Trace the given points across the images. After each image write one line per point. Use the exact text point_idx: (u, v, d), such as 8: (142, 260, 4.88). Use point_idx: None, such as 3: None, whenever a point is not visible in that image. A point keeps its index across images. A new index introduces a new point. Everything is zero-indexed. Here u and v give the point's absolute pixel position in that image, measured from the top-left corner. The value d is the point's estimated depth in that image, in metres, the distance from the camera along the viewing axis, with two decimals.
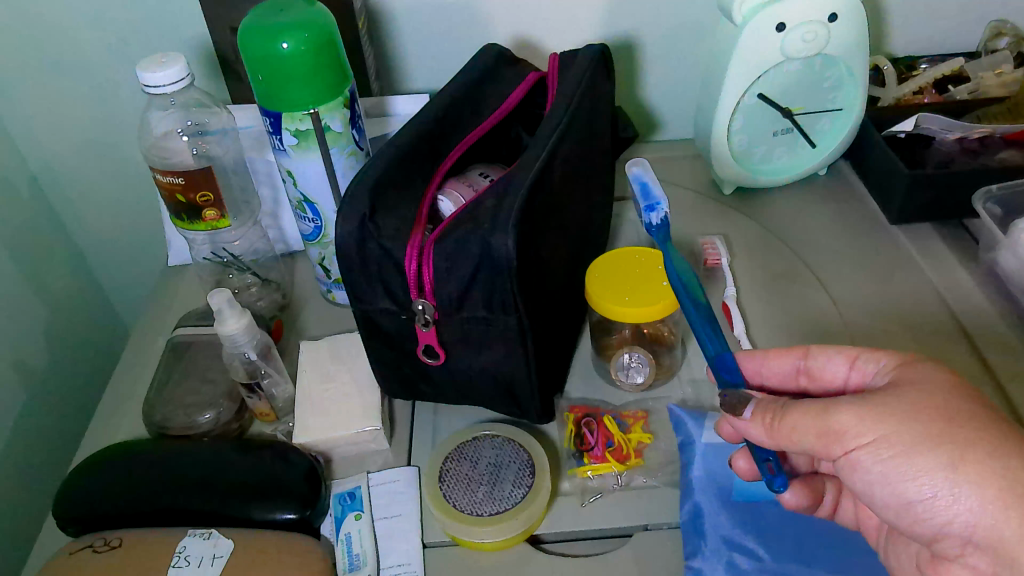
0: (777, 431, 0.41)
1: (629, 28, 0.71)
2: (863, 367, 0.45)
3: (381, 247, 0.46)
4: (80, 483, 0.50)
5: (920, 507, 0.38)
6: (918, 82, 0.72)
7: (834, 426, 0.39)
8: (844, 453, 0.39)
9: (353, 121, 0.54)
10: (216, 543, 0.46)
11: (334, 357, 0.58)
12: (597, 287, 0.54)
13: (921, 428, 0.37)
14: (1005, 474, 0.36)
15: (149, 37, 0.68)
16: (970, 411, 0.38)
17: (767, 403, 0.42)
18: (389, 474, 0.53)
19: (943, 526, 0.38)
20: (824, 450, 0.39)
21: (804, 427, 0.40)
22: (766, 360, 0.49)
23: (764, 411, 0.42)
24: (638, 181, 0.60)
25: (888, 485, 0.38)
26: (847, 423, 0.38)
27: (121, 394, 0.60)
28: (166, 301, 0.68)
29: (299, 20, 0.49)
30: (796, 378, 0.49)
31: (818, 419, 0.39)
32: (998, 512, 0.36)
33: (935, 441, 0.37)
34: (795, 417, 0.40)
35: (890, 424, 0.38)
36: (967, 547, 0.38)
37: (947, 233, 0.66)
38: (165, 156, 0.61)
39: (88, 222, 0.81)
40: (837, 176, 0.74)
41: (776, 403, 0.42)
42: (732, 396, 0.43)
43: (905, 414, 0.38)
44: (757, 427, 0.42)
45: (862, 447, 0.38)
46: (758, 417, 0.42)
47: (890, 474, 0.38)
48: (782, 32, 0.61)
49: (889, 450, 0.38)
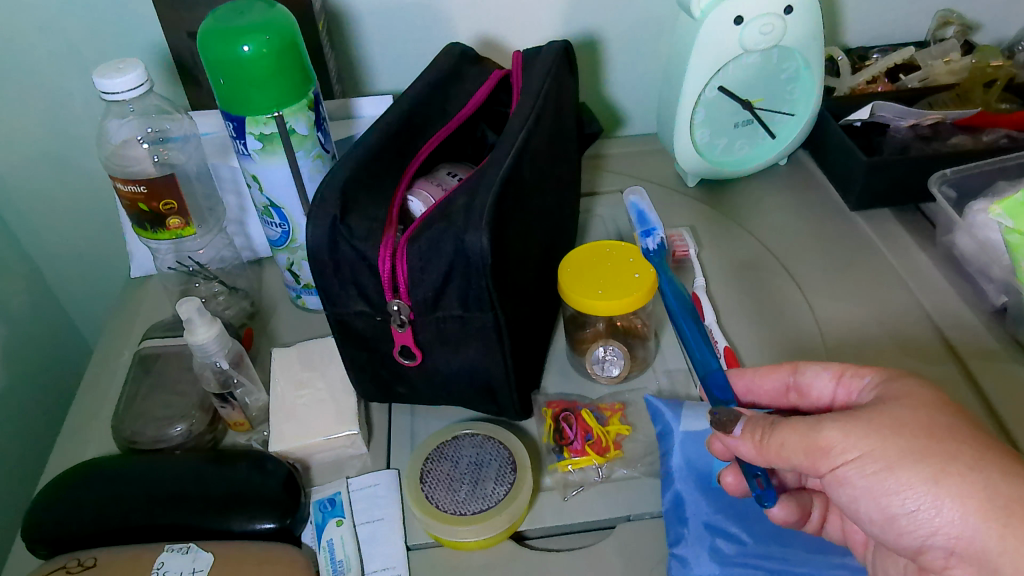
0: (766, 448, 0.42)
1: (592, 26, 0.72)
2: (848, 384, 0.46)
3: (354, 249, 0.46)
4: (48, 503, 0.49)
5: (904, 520, 0.39)
6: (872, 72, 0.74)
7: (821, 443, 0.40)
8: (832, 469, 0.40)
9: (319, 123, 0.54)
10: (195, 557, 0.45)
11: (307, 363, 0.57)
12: (570, 282, 0.54)
13: (903, 443, 0.38)
14: (988, 487, 0.37)
15: (104, 46, 0.66)
16: (950, 425, 0.39)
17: (756, 421, 0.43)
18: (368, 479, 0.52)
19: (928, 537, 0.38)
20: (811, 466, 0.40)
21: (792, 443, 0.41)
22: (756, 378, 0.50)
23: (754, 428, 0.43)
24: (636, 208, 0.67)
25: (873, 500, 0.39)
26: (834, 439, 0.39)
27: (86, 412, 0.59)
28: (131, 313, 0.66)
29: (260, 22, 0.48)
30: (786, 395, 0.50)
31: (807, 434, 0.40)
32: (979, 525, 0.37)
33: (918, 456, 0.38)
34: (784, 433, 0.41)
35: (874, 439, 0.39)
36: (951, 558, 0.38)
37: (905, 218, 0.68)
38: (125, 165, 0.59)
39: (46, 238, 0.78)
40: (797, 165, 0.76)
41: (765, 421, 0.43)
42: (722, 413, 0.44)
43: (888, 428, 0.39)
44: (747, 444, 0.43)
45: (848, 463, 0.39)
46: (748, 434, 0.43)
47: (875, 488, 0.39)
48: (740, 25, 0.62)
49: (874, 464, 0.39)
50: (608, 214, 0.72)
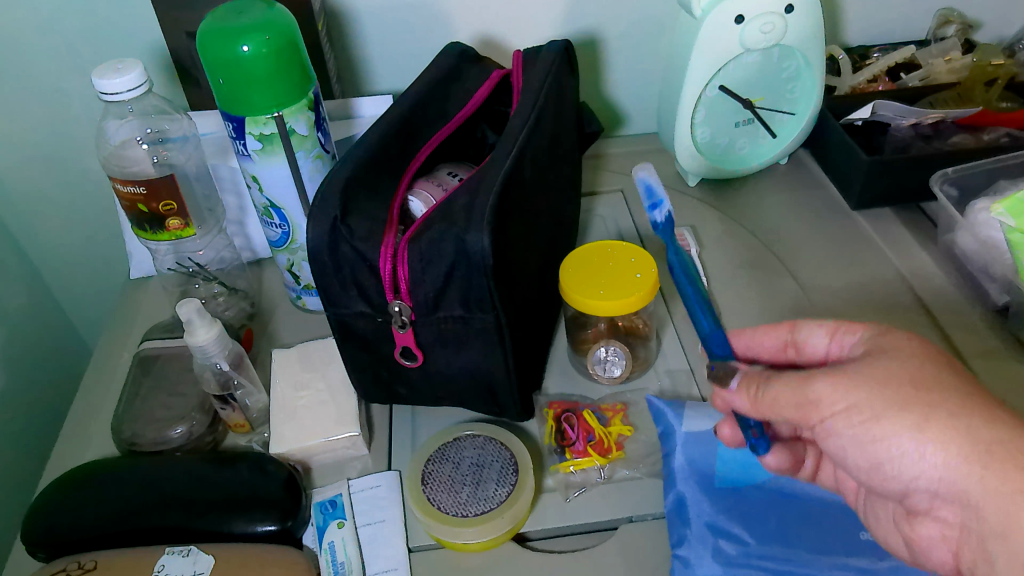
0: (760, 402, 0.42)
1: (592, 25, 0.72)
2: (842, 340, 0.46)
3: (354, 250, 0.45)
4: (48, 506, 0.49)
5: (890, 465, 0.39)
6: (872, 70, 0.74)
7: (812, 396, 0.39)
8: (821, 420, 0.40)
9: (319, 123, 0.54)
10: (195, 560, 0.45)
11: (308, 364, 0.57)
12: (572, 282, 0.54)
13: (888, 395, 0.38)
14: (970, 433, 0.36)
15: (103, 46, 0.66)
16: (936, 373, 0.38)
17: (752, 374, 0.43)
18: (369, 480, 0.52)
19: (912, 481, 0.38)
20: (803, 418, 0.40)
21: (785, 398, 0.40)
22: (755, 335, 0.50)
23: (748, 382, 0.42)
24: None
25: (860, 449, 0.39)
26: (824, 392, 0.39)
27: (85, 414, 0.58)
28: (131, 314, 0.66)
29: (260, 22, 0.48)
30: (784, 351, 0.49)
31: (799, 390, 0.40)
32: (961, 468, 0.36)
33: (903, 405, 0.37)
34: (777, 388, 0.41)
35: (862, 391, 0.38)
36: (935, 500, 0.38)
37: (906, 217, 0.68)
38: (124, 165, 0.59)
39: (45, 239, 0.78)
40: (797, 164, 0.75)
41: (760, 375, 0.42)
42: (721, 367, 0.44)
43: (876, 379, 0.39)
44: (742, 398, 0.43)
45: (837, 414, 0.39)
46: (743, 388, 0.43)
47: (861, 437, 0.39)
48: (741, 24, 0.62)
49: (860, 416, 0.38)
50: (609, 213, 0.72)
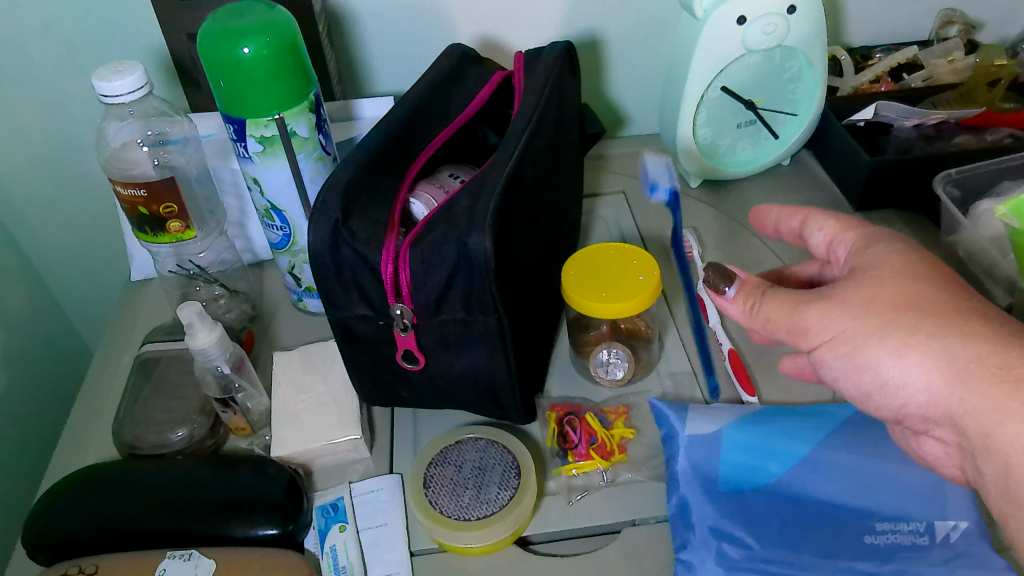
0: (755, 315, 0.44)
1: (593, 25, 0.72)
2: (843, 242, 0.46)
3: (355, 252, 0.45)
4: (49, 510, 0.48)
5: (879, 392, 0.40)
6: (875, 71, 0.73)
7: (801, 324, 0.42)
8: (811, 348, 0.42)
9: (320, 125, 0.53)
10: (196, 564, 0.45)
11: (309, 367, 0.57)
12: (574, 285, 0.54)
13: (870, 320, 0.39)
14: (948, 352, 0.36)
15: (104, 48, 0.66)
16: (916, 292, 0.38)
17: (749, 289, 0.45)
18: (371, 484, 0.52)
19: (903, 407, 0.39)
20: (794, 342, 0.43)
21: (776, 318, 0.43)
22: (771, 217, 0.50)
23: (745, 296, 0.45)
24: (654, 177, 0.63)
25: (849, 379, 0.41)
26: (811, 321, 0.41)
27: (86, 417, 0.58)
28: (132, 316, 0.66)
29: (260, 23, 0.48)
30: (800, 241, 0.49)
31: (790, 315, 0.42)
32: (944, 392, 0.37)
33: (882, 332, 0.38)
34: (769, 307, 0.43)
35: (845, 321, 0.40)
36: (929, 423, 0.39)
37: (909, 218, 0.68)
38: (124, 167, 0.59)
39: (47, 241, 0.78)
40: (800, 165, 0.75)
41: (756, 292, 0.45)
42: (715, 275, 0.46)
43: (858, 306, 0.39)
44: (737, 308, 0.46)
45: (824, 343, 0.41)
46: (739, 301, 0.45)
47: (849, 366, 0.40)
48: (743, 25, 0.62)
49: (845, 345, 0.40)
50: (611, 215, 0.72)
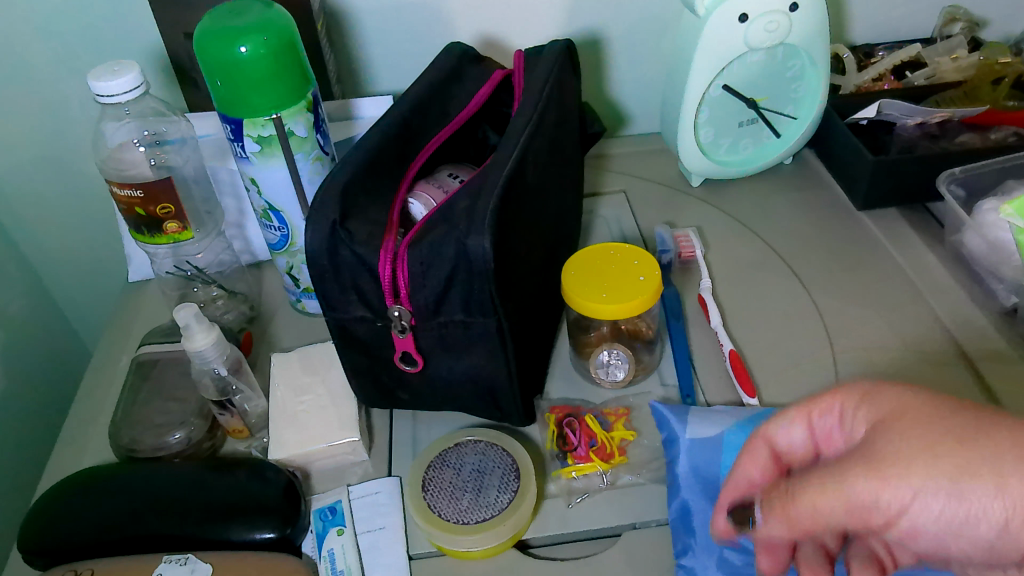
0: (792, 520, 0.35)
1: (594, 23, 0.71)
2: (821, 426, 0.38)
3: (354, 254, 0.45)
4: (45, 515, 0.48)
5: (1006, 544, 0.29)
6: (878, 70, 0.73)
7: (858, 501, 0.32)
8: (891, 525, 0.31)
9: (318, 125, 0.53)
10: (193, 568, 0.45)
11: (309, 368, 0.56)
12: (574, 286, 0.53)
13: (943, 463, 0.30)
14: None
15: (102, 48, 0.65)
16: (971, 419, 0.31)
17: (772, 496, 0.37)
18: (370, 487, 0.52)
19: None
20: (863, 525, 0.32)
21: (821, 507, 0.33)
22: (738, 470, 0.42)
23: (773, 506, 0.36)
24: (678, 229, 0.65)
25: (963, 544, 0.30)
26: (868, 494, 0.31)
27: (83, 420, 0.58)
28: (129, 318, 0.66)
29: (257, 22, 0.47)
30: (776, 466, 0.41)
31: (839, 492, 0.32)
32: None
33: (970, 470, 0.29)
34: (804, 501, 0.34)
35: (913, 477, 0.30)
36: None
37: (912, 217, 0.67)
38: (121, 169, 0.59)
39: (45, 242, 0.78)
40: (802, 164, 0.75)
41: (780, 495, 0.36)
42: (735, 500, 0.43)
43: (916, 452, 0.31)
44: (777, 526, 0.36)
45: (907, 515, 0.31)
46: (773, 514, 0.36)
47: (955, 529, 0.30)
48: (745, 23, 0.61)
49: (935, 502, 0.30)
50: (611, 215, 0.71)
